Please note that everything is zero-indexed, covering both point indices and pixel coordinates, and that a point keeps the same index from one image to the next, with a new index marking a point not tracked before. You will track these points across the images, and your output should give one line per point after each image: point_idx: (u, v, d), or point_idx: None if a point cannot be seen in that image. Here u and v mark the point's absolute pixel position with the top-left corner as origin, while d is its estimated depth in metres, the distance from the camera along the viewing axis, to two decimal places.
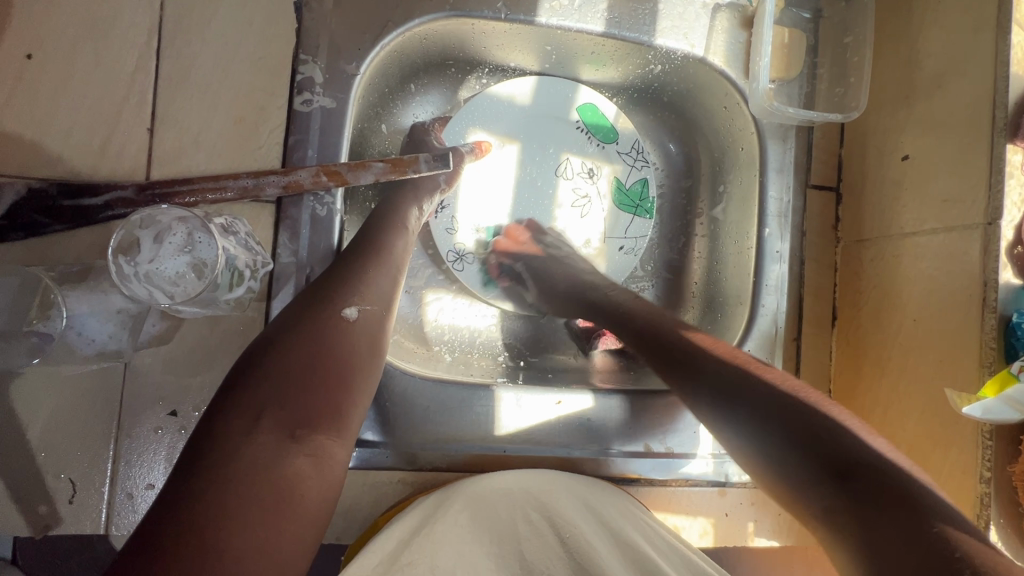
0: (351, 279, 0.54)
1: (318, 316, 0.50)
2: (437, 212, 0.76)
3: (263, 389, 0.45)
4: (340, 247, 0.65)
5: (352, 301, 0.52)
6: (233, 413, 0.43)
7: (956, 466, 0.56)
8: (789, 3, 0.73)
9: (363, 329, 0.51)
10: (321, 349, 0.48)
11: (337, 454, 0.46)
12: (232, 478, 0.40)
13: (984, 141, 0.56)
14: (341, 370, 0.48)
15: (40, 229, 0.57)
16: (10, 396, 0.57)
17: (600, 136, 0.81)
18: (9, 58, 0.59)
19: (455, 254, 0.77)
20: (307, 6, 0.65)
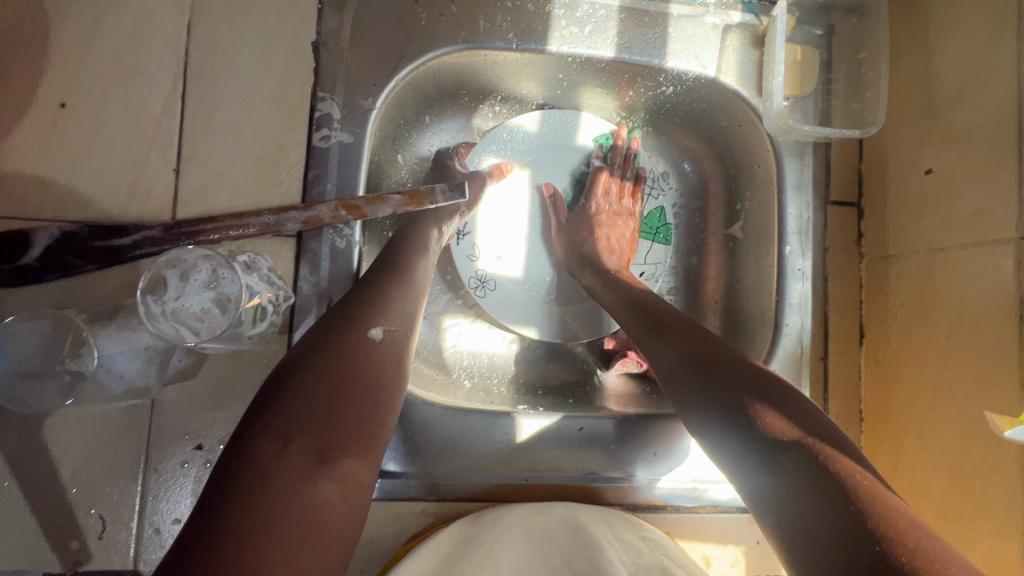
0: (377, 302, 0.55)
1: (346, 338, 0.50)
2: (459, 236, 0.78)
3: (292, 411, 0.45)
4: (360, 272, 0.66)
5: (377, 322, 0.53)
6: (261, 437, 0.43)
7: (1001, 490, 0.53)
8: (800, 21, 0.73)
9: (389, 350, 0.52)
10: (349, 371, 0.48)
11: (363, 477, 0.45)
12: (262, 503, 0.40)
13: (1011, 154, 0.55)
14: (369, 391, 0.49)
15: (72, 270, 0.59)
16: (43, 433, 0.58)
17: (616, 165, 0.82)
18: (45, 108, 0.62)
19: (477, 280, 0.77)
20: (323, 45, 0.66)
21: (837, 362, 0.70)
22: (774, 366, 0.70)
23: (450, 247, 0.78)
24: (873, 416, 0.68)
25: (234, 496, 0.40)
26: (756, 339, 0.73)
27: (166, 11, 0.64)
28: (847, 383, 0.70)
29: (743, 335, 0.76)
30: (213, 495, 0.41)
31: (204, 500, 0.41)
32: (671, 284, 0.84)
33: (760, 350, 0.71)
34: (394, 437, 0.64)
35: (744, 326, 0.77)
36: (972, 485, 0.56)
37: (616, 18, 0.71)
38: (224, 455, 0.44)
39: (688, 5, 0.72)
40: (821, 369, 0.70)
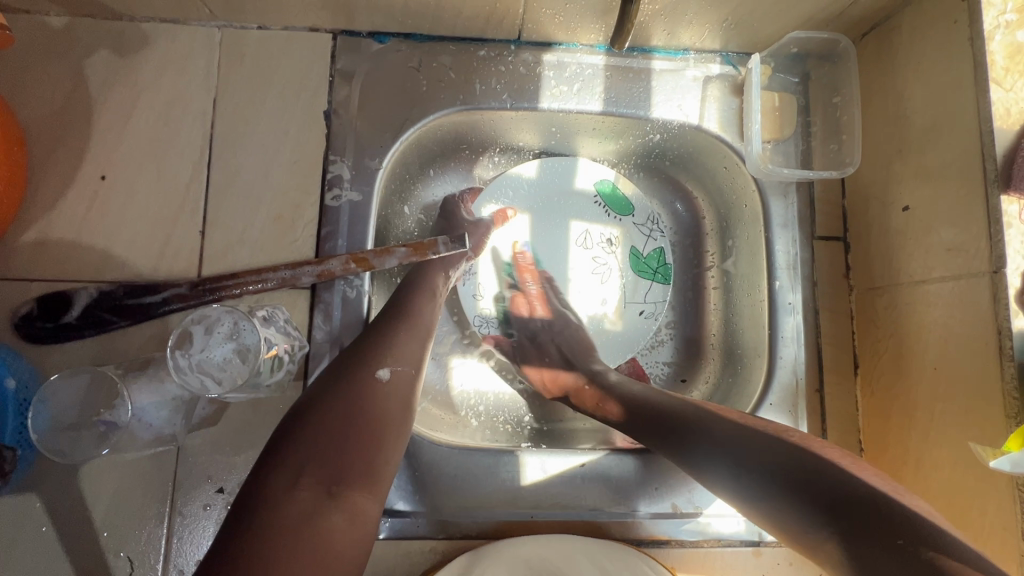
0: (385, 343, 0.58)
1: (354, 378, 0.54)
2: (464, 278, 0.82)
3: (303, 447, 0.48)
4: (370, 315, 0.71)
5: (385, 363, 0.56)
6: (276, 472, 0.47)
7: (996, 520, 0.54)
8: (776, 70, 0.78)
9: (395, 388, 0.55)
10: (358, 409, 0.52)
11: (369, 510, 0.48)
12: (274, 534, 0.43)
13: (978, 192, 0.58)
14: (375, 427, 0.52)
15: (107, 326, 0.65)
16: (79, 480, 0.63)
17: (616, 209, 0.85)
18: (88, 181, 0.69)
19: (480, 319, 0.82)
20: (334, 113, 0.73)
21: (833, 393, 0.72)
22: (770, 398, 0.72)
23: (456, 288, 0.83)
24: (872, 445, 0.69)
25: (249, 530, 0.43)
26: (752, 372, 0.75)
27: (194, 90, 0.72)
28: (843, 413, 0.72)
29: (741, 368, 0.78)
30: (231, 528, 0.45)
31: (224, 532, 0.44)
32: (671, 319, 0.86)
33: (757, 382, 0.74)
34: (404, 477, 0.67)
35: (741, 358, 0.79)
36: (969, 509, 0.57)
37: (602, 75, 0.77)
38: (243, 490, 0.47)
39: (669, 61, 0.77)
40: (818, 400, 0.72)
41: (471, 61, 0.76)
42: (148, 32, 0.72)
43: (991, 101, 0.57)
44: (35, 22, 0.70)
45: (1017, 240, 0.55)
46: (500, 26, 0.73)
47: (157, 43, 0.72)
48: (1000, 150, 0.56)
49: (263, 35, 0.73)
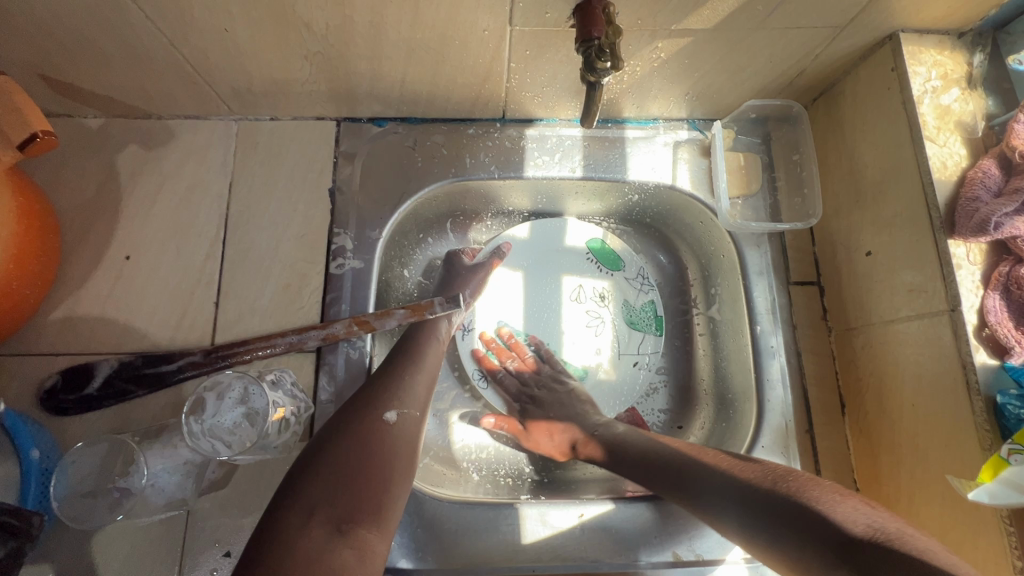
0: (390, 389, 0.63)
1: (362, 421, 0.58)
2: (464, 330, 0.87)
3: (315, 487, 0.51)
4: (372, 366, 0.75)
5: (391, 406, 0.60)
6: (291, 510, 0.49)
7: (988, 554, 0.55)
8: (739, 133, 0.85)
9: (401, 430, 0.59)
10: (367, 449, 0.55)
11: (377, 548, 0.50)
12: (287, 567, 0.45)
13: (928, 238, 0.62)
14: (384, 467, 0.55)
15: (126, 395, 0.69)
16: (92, 549, 0.65)
17: (607, 264, 0.91)
18: (114, 261, 0.75)
19: (479, 372, 0.86)
20: (339, 190, 0.80)
21: (823, 434, 0.74)
22: (762, 440, 0.73)
23: (456, 340, 0.88)
24: (866, 486, 0.70)
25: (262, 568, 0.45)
26: (744, 415, 0.78)
27: (213, 176, 0.79)
28: (835, 453, 0.73)
29: (733, 413, 0.80)
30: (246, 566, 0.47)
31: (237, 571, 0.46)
32: (664, 367, 0.89)
33: (748, 425, 0.75)
34: (406, 534, 0.69)
35: (732, 402, 0.81)
36: (962, 541, 0.58)
37: (581, 145, 0.84)
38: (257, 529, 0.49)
39: (640, 129, 0.85)
40: (809, 441, 0.74)
41: (461, 138, 0.84)
42: (173, 127, 0.81)
43: (929, 156, 0.63)
44: (74, 124, 0.79)
45: (968, 281, 0.59)
46: (485, 107, 0.81)
47: (181, 136, 0.80)
48: (941, 200, 0.62)
49: (274, 124, 0.82)
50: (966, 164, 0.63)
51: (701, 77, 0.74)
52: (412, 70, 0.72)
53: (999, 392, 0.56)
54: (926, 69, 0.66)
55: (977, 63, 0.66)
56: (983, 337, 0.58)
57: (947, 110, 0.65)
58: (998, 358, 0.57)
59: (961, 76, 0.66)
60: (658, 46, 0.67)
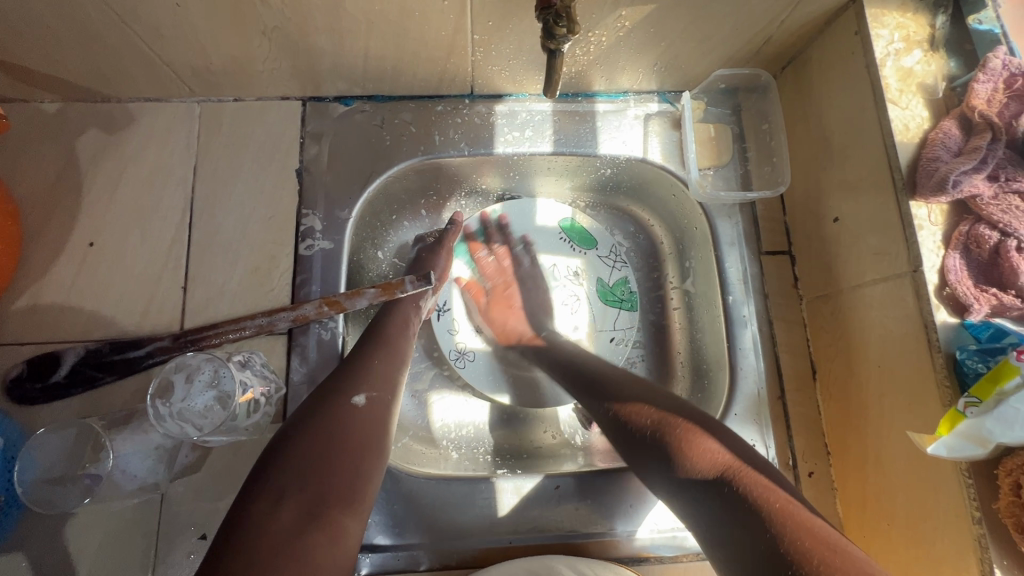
0: (359, 372, 0.62)
1: (331, 405, 0.57)
2: (438, 314, 0.86)
3: (285, 473, 0.51)
4: (345, 350, 0.74)
5: (360, 391, 0.60)
6: (260, 497, 0.49)
7: (949, 509, 0.56)
8: (709, 104, 0.84)
9: (371, 413, 0.58)
10: (337, 433, 0.55)
11: (350, 530, 0.51)
12: (256, 553, 0.45)
13: (891, 200, 0.62)
14: (355, 449, 0.55)
15: (94, 382, 0.68)
16: (64, 536, 0.65)
17: (580, 242, 0.91)
18: (77, 248, 0.74)
19: (456, 353, 0.85)
20: (306, 171, 0.79)
21: (795, 400, 0.75)
22: (735, 409, 0.74)
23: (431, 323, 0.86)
24: (836, 448, 0.71)
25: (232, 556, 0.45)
26: (717, 384, 0.78)
27: (177, 160, 0.78)
28: (807, 418, 0.74)
29: (708, 383, 0.81)
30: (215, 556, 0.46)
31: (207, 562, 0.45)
32: (640, 342, 0.90)
33: (722, 395, 0.76)
34: (383, 511, 0.69)
35: (707, 372, 0.82)
36: (926, 498, 0.58)
37: (551, 120, 0.84)
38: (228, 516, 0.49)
39: (611, 103, 0.84)
40: (780, 407, 0.75)
41: (430, 116, 0.82)
42: (133, 111, 0.79)
43: (891, 119, 0.63)
44: (30, 109, 0.77)
45: (929, 241, 0.59)
46: (452, 83, 0.80)
47: (141, 120, 0.79)
48: (903, 161, 0.62)
49: (238, 105, 0.80)
50: (928, 126, 0.63)
51: (667, 47, 0.74)
52: (374, 45, 0.70)
53: (959, 348, 0.56)
54: (888, 32, 0.65)
55: (940, 25, 0.66)
56: (944, 297, 0.58)
57: (910, 72, 0.64)
58: (959, 316, 0.57)
59: (924, 38, 0.65)
60: (622, 15, 0.66)
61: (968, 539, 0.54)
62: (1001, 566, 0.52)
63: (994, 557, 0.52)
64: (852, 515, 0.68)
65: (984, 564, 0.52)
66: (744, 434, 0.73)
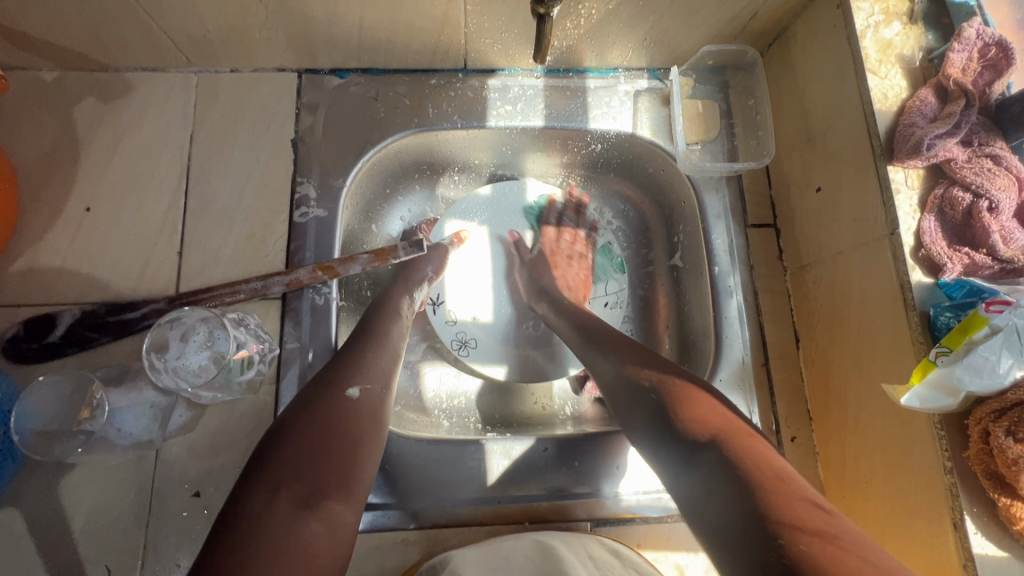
0: (353, 364, 0.61)
1: (324, 397, 0.56)
2: (434, 307, 0.86)
3: (279, 467, 0.49)
4: (338, 340, 0.74)
5: (354, 382, 0.58)
6: (256, 488, 0.48)
7: (922, 462, 0.57)
8: (697, 81, 0.86)
9: (367, 405, 0.57)
10: (332, 424, 0.54)
11: (347, 518, 0.50)
12: (252, 546, 0.44)
13: (870, 166, 0.64)
14: (350, 442, 0.54)
15: (90, 342, 0.69)
16: (59, 492, 0.65)
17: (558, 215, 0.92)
18: (74, 214, 0.75)
19: (458, 341, 0.85)
20: (301, 141, 0.80)
21: (778, 368, 0.76)
22: (720, 375, 0.76)
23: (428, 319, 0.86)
24: (817, 413, 0.73)
25: (228, 546, 0.44)
26: (703, 353, 0.80)
27: (173, 129, 0.79)
28: (790, 385, 0.76)
29: (694, 353, 0.83)
30: (210, 551, 0.45)
31: (200, 557, 0.44)
32: (628, 316, 0.91)
33: (707, 363, 0.78)
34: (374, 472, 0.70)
35: (693, 343, 0.83)
36: (900, 453, 0.60)
37: (542, 94, 0.85)
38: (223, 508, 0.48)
39: (601, 79, 0.86)
40: (764, 374, 0.76)
41: (424, 89, 0.84)
42: (130, 80, 0.80)
43: (870, 89, 0.65)
44: (28, 77, 0.78)
45: (906, 205, 0.61)
46: (446, 56, 0.81)
47: (138, 89, 0.80)
48: (882, 129, 0.64)
49: (235, 77, 0.81)
50: (906, 95, 0.65)
51: (656, 21, 0.76)
52: (369, 14, 0.72)
53: (933, 306, 0.58)
54: (869, 5, 0.68)
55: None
56: (919, 257, 0.60)
57: (889, 44, 0.66)
58: (933, 275, 0.59)
59: (903, 10, 0.67)
60: None
61: (940, 490, 0.55)
62: (971, 515, 0.53)
63: (965, 506, 0.54)
64: (832, 476, 0.70)
65: (956, 514, 0.54)
66: (729, 400, 0.75)
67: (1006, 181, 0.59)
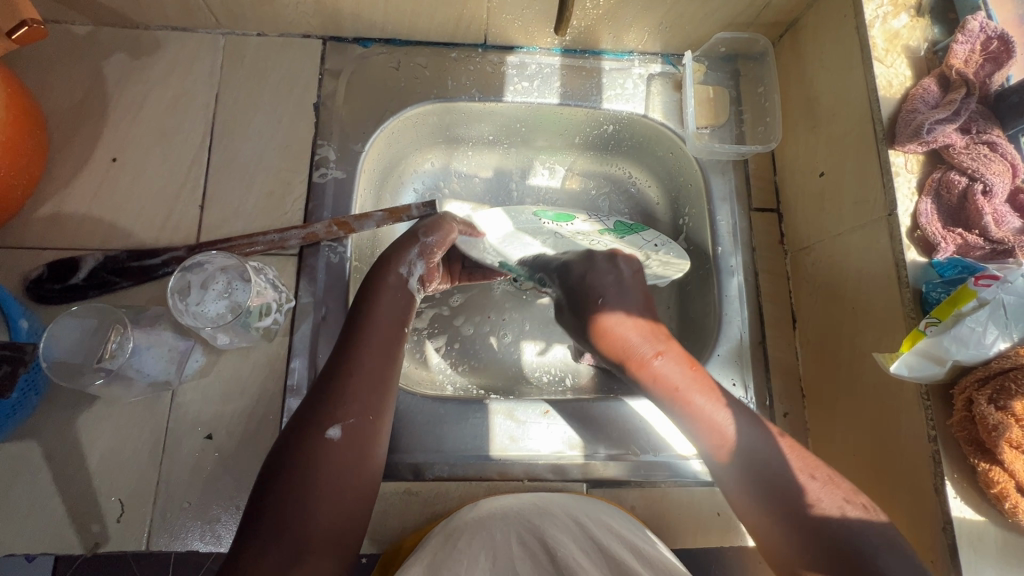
0: (337, 393, 0.56)
1: (305, 436, 0.53)
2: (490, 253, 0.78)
3: (262, 522, 0.49)
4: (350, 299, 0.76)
5: (336, 421, 0.55)
6: (245, 543, 0.48)
7: (909, 432, 0.60)
8: (709, 68, 0.89)
9: (349, 446, 0.54)
10: (315, 472, 0.52)
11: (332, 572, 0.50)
12: None
13: (873, 150, 0.67)
14: (336, 488, 0.52)
15: (110, 286, 0.72)
16: (76, 427, 0.68)
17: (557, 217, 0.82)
18: (101, 163, 0.78)
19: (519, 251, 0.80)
20: (323, 105, 0.83)
21: (774, 345, 0.79)
22: (719, 351, 0.78)
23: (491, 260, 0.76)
24: (811, 390, 0.75)
25: None
26: (703, 330, 0.83)
27: (200, 88, 0.81)
28: (785, 362, 0.78)
29: (694, 330, 0.85)
30: None
31: None
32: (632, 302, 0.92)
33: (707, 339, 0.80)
34: None
35: (694, 321, 0.86)
36: (886, 424, 0.63)
37: (558, 73, 0.88)
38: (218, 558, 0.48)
39: (616, 61, 0.89)
40: (761, 350, 0.79)
41: (444, 62, 0.86)
42: (160, 38, 0.82)
43: (875, 76, 0.68)
44: (60, 30, 0.80)
45: (904, 187, 0.64)
46: (467, 31, 0.84)
47: (167, 47, 0.82)
48: (885, 114, 0.66)
49: (261, 40, 0.84)
50: (909, 84, 0.67)
51: (673, 5, 0.78)
52: None
53: (926, 283, 0.61)
54: None
55: None
56: (915, 238, 0.62)
57: (896, 34, 0.69)
58: (927, 256, 0.62)
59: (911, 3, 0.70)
60: None
61: (924, 457, 0.58)
62: (952, 480, 0.56)
63: (946, 472, 0.56)
64: (822, 449, 0.72)
65: (938, 480, 0.56)
66: (725, 374, 0.77)
67: (1000, 166, 0.61)
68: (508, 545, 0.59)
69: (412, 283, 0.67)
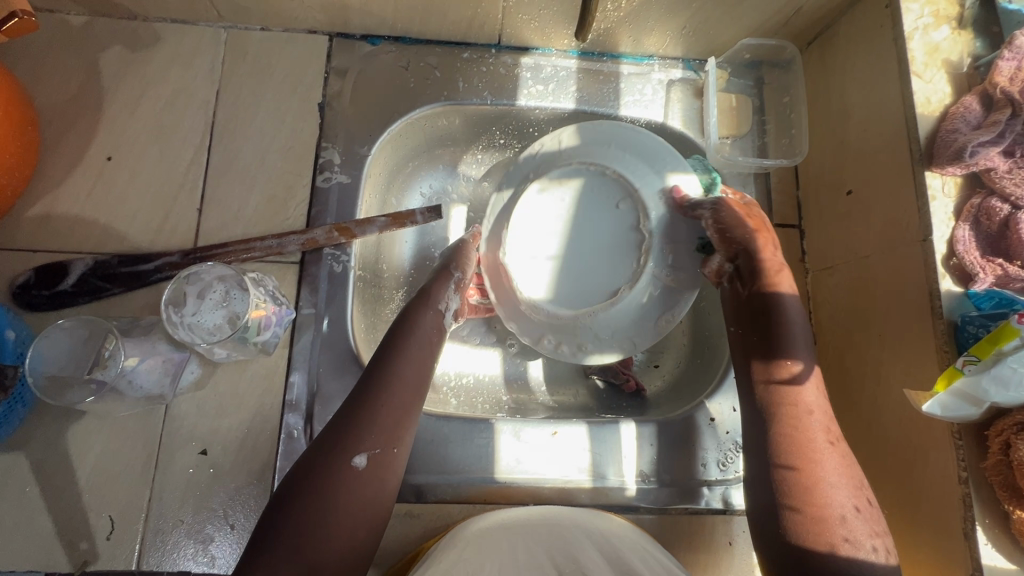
0: (365, 420, 0.54)
1: (328, 462, 0.51)
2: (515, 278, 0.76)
3: (273, 548, 0.46)
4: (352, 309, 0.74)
5: (362, 449, 0.52)
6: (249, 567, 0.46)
7: (937, 471, 0.57)
8: (732, 75, 0.85)
9: (373, 477, 0.52)
10: (335, 501, 0.49)
11: None
12: None
13: (908, 171, 0.63)
14: (352, 516, 0.50)
15: (102, 292, 0.69)
16: (65, 440, 0.65)
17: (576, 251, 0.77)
18: (94, 162, 0.74)
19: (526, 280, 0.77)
20: (328, 105, 0.79)
21: None
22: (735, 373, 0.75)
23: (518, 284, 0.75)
24: None
25: None
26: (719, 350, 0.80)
27: (200, 84, 0.78)
28: None
29: (707, 349, 0.82)
30: None
31: None
32: None
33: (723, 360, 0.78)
34: None
35: (708, 340, 0.83)
36: (912, 460, 0.60)
37: (575, 77, 0.84)
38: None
39: (636, 65, 0.85)
40: None
41: (456, 62, 0.83)
42: (158, 31, 0.78)
43: (913, 92, 0.64)
44: (55, 21, 0.77)
45: (941, 212, 0.61)
46: (481, 30, 0.80)
47: (166, 40, 0.78)
48: (922, 133, 0.63)
49: (265, 35, 0.80)
50: (949, 101, 0.64)
51: (699, 8, 0.74)
52: None
53: (961, 315, 0.58)
54: (919, 7, 0.66)
55: (970, 4, 0.66)
56: (950, 266, 0.59)
57: (937, 47, 0.65)
58: (964, 285, 0.59)
59: (953, 14, 0.66)
60: None
61: (954, 499, 0.55)
62: (983, 526, 0.53)
63: (977, 517, 0.53)
64: None
65: (968, 525, 0.54)
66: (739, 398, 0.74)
67: None
68: (518, 557, 0.57)
69: (447, 319, 0.66)
